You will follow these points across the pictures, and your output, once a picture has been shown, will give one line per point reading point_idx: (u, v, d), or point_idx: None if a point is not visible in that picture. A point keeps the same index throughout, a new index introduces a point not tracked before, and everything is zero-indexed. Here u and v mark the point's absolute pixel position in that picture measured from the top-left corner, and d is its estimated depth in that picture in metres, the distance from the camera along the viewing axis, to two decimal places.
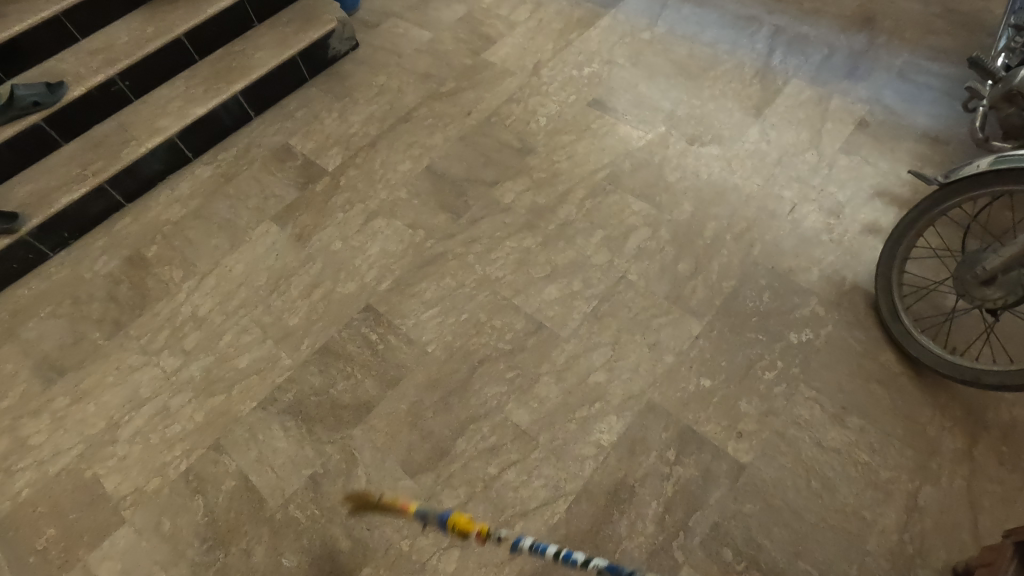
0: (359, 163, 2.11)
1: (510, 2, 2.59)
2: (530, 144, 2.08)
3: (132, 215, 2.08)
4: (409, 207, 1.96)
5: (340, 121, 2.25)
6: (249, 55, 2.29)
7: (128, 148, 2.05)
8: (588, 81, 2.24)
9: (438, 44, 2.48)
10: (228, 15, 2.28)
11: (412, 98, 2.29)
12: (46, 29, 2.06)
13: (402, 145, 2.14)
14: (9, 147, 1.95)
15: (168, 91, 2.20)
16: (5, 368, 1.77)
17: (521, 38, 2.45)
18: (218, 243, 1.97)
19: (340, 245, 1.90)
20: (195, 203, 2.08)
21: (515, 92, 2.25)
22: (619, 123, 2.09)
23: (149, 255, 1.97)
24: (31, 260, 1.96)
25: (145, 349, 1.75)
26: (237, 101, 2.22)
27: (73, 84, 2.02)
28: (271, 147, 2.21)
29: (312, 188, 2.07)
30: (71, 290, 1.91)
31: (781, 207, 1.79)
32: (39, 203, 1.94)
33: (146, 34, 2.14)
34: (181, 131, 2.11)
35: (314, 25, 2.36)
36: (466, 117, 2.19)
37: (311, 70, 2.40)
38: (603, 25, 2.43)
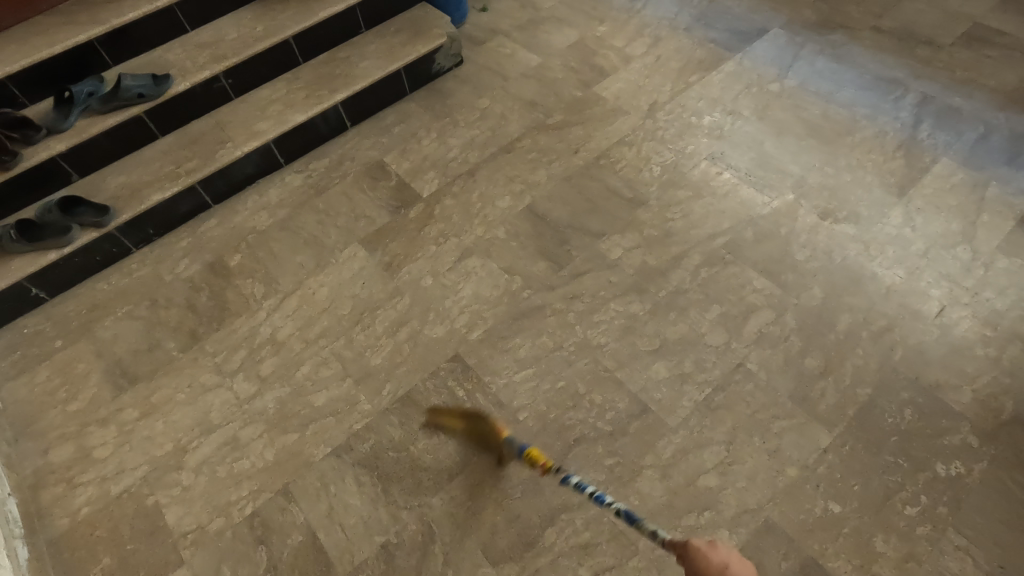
0: (456, 192, 1.99)
1: (625, 34, 2.45)
2: (641, 194, 1.92)
3: (218, 218, 2.01)
4: (506, 249, 1.83)
5: (439, 143, 2.14)
6: (354, 63, 2.19)
7: (223, 149, 1.97)
8: (707, 130, 2.07)
9: (547, 70, 2.34)
10: (337, 20, 2.19)
11: (516, 127, 2.16)
12: (158, 18, 2.01)
13: (502, 178, 2.01)
14: (107, 136, 1.90)
15: (269, 92, 2.12)
16: (77, 367, 1.70)
17: (637, 74, 2.29)
18: (303, 261, 1.87)
19: (430, 281, 1.78)
20: (282, 214, 2.00)
21: (627, 133, 2.09)
22: (742, 183, 1.91)
23: (231, 264, 1.88)
24: (114, 253, 1.90)
25: (219, 369, 1.66)
26: (337, 110, 2.13)
27: (179, 78, 1.95)
28: (364, 162, 2.11)
29: (404, 213, 1.96)
30: (150, 292, 1.85)
31: (927, 307, 1.59)
32: (130, 198, 1.87)
33: (255, 33, 2.07)
34: (277, 137, 2.03)
35: (423, 38, 2.25)
36: (572, 155, 2.05)
37: (412, 85, 2.30)
38: (727, 70, 2.25)
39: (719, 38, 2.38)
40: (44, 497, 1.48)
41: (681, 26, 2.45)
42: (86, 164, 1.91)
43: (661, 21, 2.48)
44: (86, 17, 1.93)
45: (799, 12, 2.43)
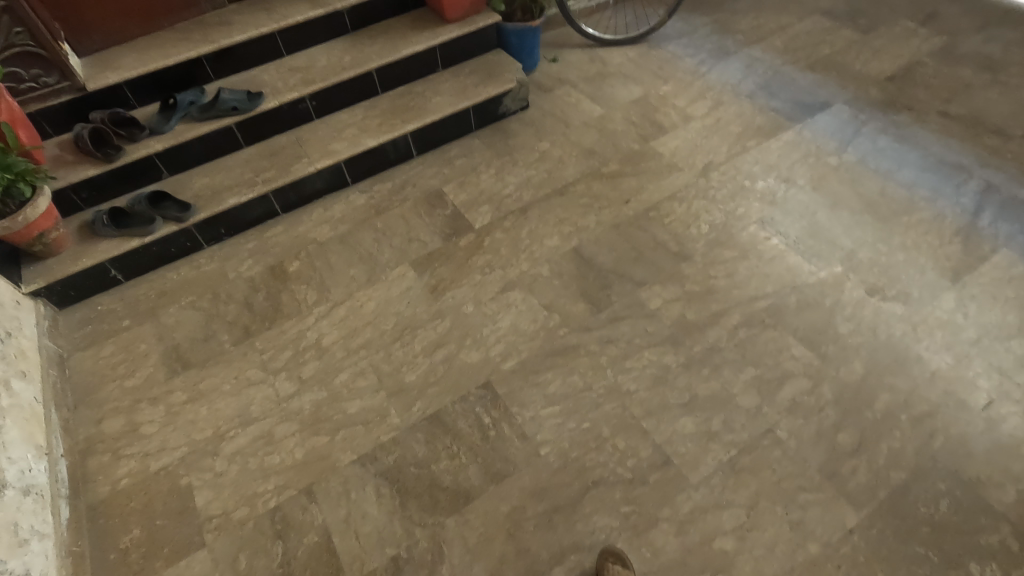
0: (507, 227, 2.08)
1: (688, 95, 2.53)
2: (686, 249, 1.95)
3: (284, 226, 2.15)
4: (548, 286, 1.88)
5: (496, 179, 2.24)
6: (428, 98, 2.35)
7: (299, 164, 2.13)
8: (760, 194, 2.10)
9: (608, 121, 2.44)
10: (418, 58, 2.36)
11: (572, 172, 2.24)
12: (260, 43, 2.22)
13: (553, 218, 2.09)
14: (199, 142, 2.09)
15: (347, 117, 2.29)
16: (139, 347, 1.84)
17: (695, 133, 2.36)
18: (355, 274, 1.98)
19: (472, 308, 1.85)
20: (343, 229, 2.12)
21: (679, 189, 2.15)
22: (790, 250, 1.92)
23: (290, 269, 2.01)
24: (187, 247, 2.06)
25: (265, 366, 1.76)
26: (406, 139, 2.27)
27: (270, 97, 2.14)
28: (425, 190, 2.23)
29: (455, 241, 2.05)
30: (213, 286, 1.98)
31: (973, 397, 1.54)
32: (210, 198, 2.04)
33: (343, 63, 2.26)
34: (349, 158, 2.18)
35: (494, 81, 2.39)
36: (623, 204, 2.11)
37: (479, 123, 2.43)
38: (786, 138, 2.29)
39: (781, 107, 2.43)
40: (92, 463, 1.59)
41: (744, 92, 2.52)
42: (176, 164, 2.10)
43: (725, 86, 2.56)
44: (200, 36, 2.17)
45: (864, 90, 2.47)
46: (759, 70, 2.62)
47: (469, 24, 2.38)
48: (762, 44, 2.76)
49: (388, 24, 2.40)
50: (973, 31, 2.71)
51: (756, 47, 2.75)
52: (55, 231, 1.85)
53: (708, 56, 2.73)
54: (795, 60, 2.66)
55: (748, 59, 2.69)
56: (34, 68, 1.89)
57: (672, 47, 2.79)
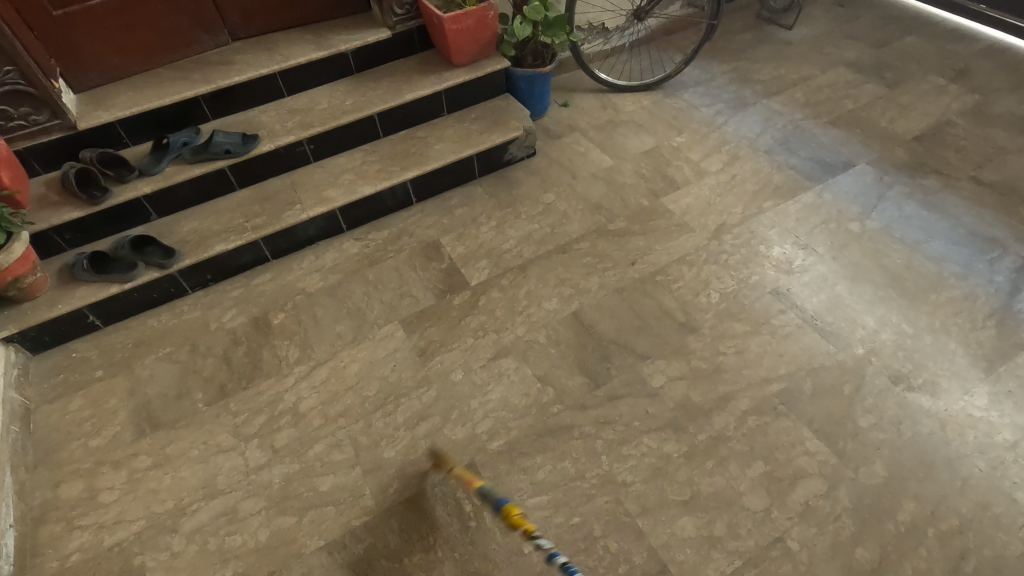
0: (504, 286, 1.96)
1: (702, 148, 2.42)
2: (694, 320, 1.82)
3: (272, 273, 2.06)
4: (544, 355, 1.76)
5: (497, 232, 2.14)
6: (430, 144, 2.26)
7: (291, 210, 2.05)
8: (775, 262, 1.97)
9: (617, 174, 2.34)
10: (422, 103, 2.28)
11: (577, 227, 2.14)
12: (260, 83, 2.16)
13: (553, 278, 1.97)
14: (190, 184, 2.02)
15: (345, 161, 2.21)
16: (108, 402, 1.74)
17: (708, 190, 2.24)
18: (341, 331, 1.87)
19: (460, 376, 1.73)
20: (333, 279, 2.03)
21: (689, 252, 2.02)
22: (807, 327, 1.78)
23: (274, 322, 1.91)
24: (170, 293, 1.97)
25: (236, 431, 1.65)
26: (405, 187, 2.18)
27: (266, 140, 2.07)
28: (421, 240, 2.13)
29: (449, 299, 1.94)
30: (193, 337, 1.89)
31: (1010, 514, 1.39)
32: (197, 244, 1.96)
33: (344, 106, 2.18)
34: (343, 205, 2.09)
35: (500, 128, 2.31)
36: (629, 266, 1.99)
37: (482, 170, 2.34)
38: (805, 200, 2.16)
39: (801, 165, 2.31)
40: (43, 533, 1.48)
41: (762, 147, 2.40)
42: (166, 206, 2.03)
43: (742, 140, 2.45)
44: (199, 75, 2.11)
45: (890, 150, 2.34)
46: (778, 124, 2.51)
47: (476, 69, 2.31)
48: (782, 96, 2.66)
49: (394, 67, 2.34)
50: (1008, 89, 2.58)
51: (775, 99, 2.65)
52: (31, 275, 1.78)
53: (725, 106, 2.63)
54: (816, 114, 2.55)
55: (767, 112, 2.58)
56: (23, 106, 1.83)
57: (688, 96, 2.70)
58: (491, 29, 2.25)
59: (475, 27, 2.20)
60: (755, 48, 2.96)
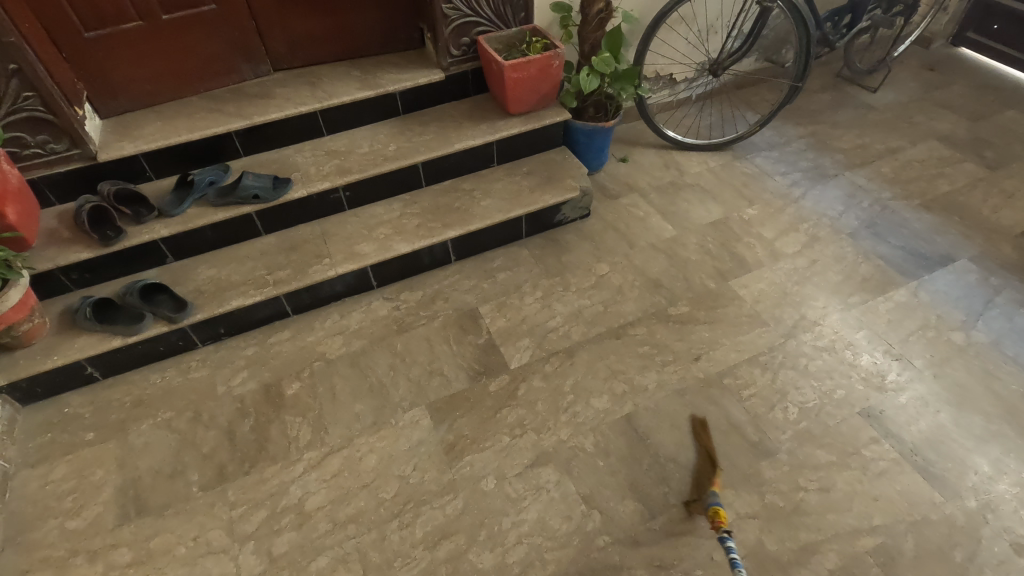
0: (548, 373, 1.73)
1: (776, 224, 2.17)
2: (769, 440, 1.56)
3: (291, 332, 1.86)
4: (590, 468, 1.52)
5: (542, 306, 1.91)
6: (476, 199, 2.05)
7: (318, 265, 1.85)
8: (865, 374, 1.70)
9: (679, 247, 2.10)
10: (472, 153, 2.07)
11: (632, 308, 1.90)
12: (299, 121, 1.98)
13: (604, 368, 1.73)
14: (212, 228, 1.84)
15: (382, 211, 2.02)
16: (94, 474, 1.54)
17: (784, 276, 1.99)
18: (361, 412, 1.65)
19: (493, 484, 1.50)
20: (357, 346, 1.82)
21: (762, 351, 1.77)
22: (905, 463, 1.51)
23: (288, 393, 1.71)
24: (178, 346, 1.78)
25: (231, 529, 1.44)
26: (444, 246, 1.98)
27: (298, 185, 1.88)
28: (458, 308, 1.92)
29: (484, 383, 1.71)
30: (196, 402, 1.69)
31: None
32: (212, 296, 1.77)
33: (387, 152, 1.99)
34: (376, 263, 1.88)
35: (554, 186, 2.09)
36: (691, 363, 1.74)
37: (530, 230, 2.12)
38: (897, 298, 1.89)
39: (891, 255, 2.04)
40: None
41: (845, 229, 2.14)
42: (183, 249, 1.85)
43: (822, 217, 2.19)
44: (234, 108, 1.95)
45: (996, 245, 2.05)
46: (863, 202, 2.24)
47: (534, 119, 2.10)
48: (867, 168, 2.39)
49: (443, 110, 2.14)
50: None
51: (859, 171, 2.38)
52: (28, 322, 1.61)
53: (803, 176, 2.37)
54: (907, 194, 2.27)
55: (850, 186, 2.31)
56: (41, 134, 1.68)
57: (761, 160, 2.45)
58: (555, 78, 2.04)
59: (537, 76, 1.99)
60: (834, 111, 2.71)
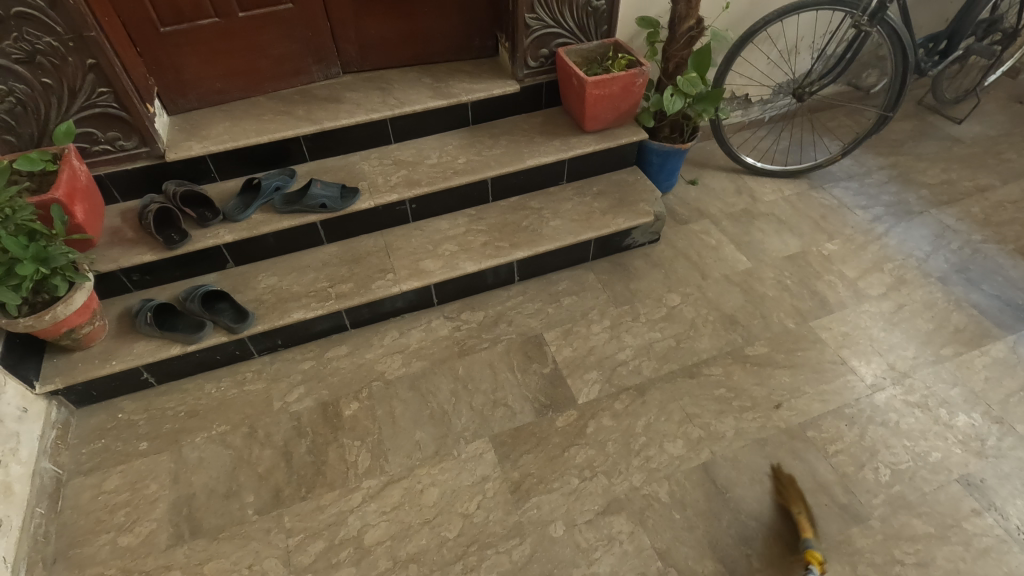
0: (618, 411, 1.64)
1: (858, 262, 2.05)
2: (860, 504, 1.45)
3: (349, 348, 1.80)
4: (666, 521, 1.42)
5: (610, 337, 1.82)
6: (545, 218, 1.96)
7: (381, 280, 1.78)
8: (962, 438, 1.57)
9: (755, 280, 1.99)
10: (543, 170, 1.99)
11: (707, 345, 1.80)
12: (368, 128, 1.91)
13: (678, 410, 1.64)
14: (276, 235, 1.78)
15: (447, 226, 1.94)
16: (148, 487, 1.50)
17: (868, 320, 1.87)
18: (421, 440, 1.58)
19: (562, 531, 1.41)
20: (417, 367, 1.75)
21: (848, 403, 1.65)
22: (1013, 542, 1.38)
23: (346, 414, 1.64)
24: (234, 355, 1.73)
25: (287, 558, 1.37)
26: (510, 266, 1.89)
27: (365, 196, 1.81)
28: (522, 333, 1.83)
29: (551, 418, 1.62)
30: (252, 416, 1.64)
31: None
32: (272, 307, 1.71)
33: (457, 166, 1.91)
34: (440, 281, 1.81)
35: (626, 210, 1.99)
36: (771, 410, 1.64)
37: (598, 253, 2.03)
38: (995, 354, 1.76)
39: (985, 305, 1.90)
40: None
41: (933, 272, 2.01)
42: (245, 255, 1.80)
43: (908, 258, 2.06)
44: (303, 111, 1.88)
45: None
46: (952, 243, 2.10)
47: (609, 138, 2.00)
48: (955, 207, 2.25)
49: (514, 123, 2.06)
50: None
51: (947, 209, 2.23)
52: (89, 325, 1.56)
53: (886, 211, 2.24)
54: (1000, 237, 2.12)
55: (937, 225, 2.17)
56: (111, 131, 1.63)
57: (840, 191, 2.32)
58: (636, 97, 1.94)
59: (618, 95, 1.90)
60: (917, 141, 2.56)
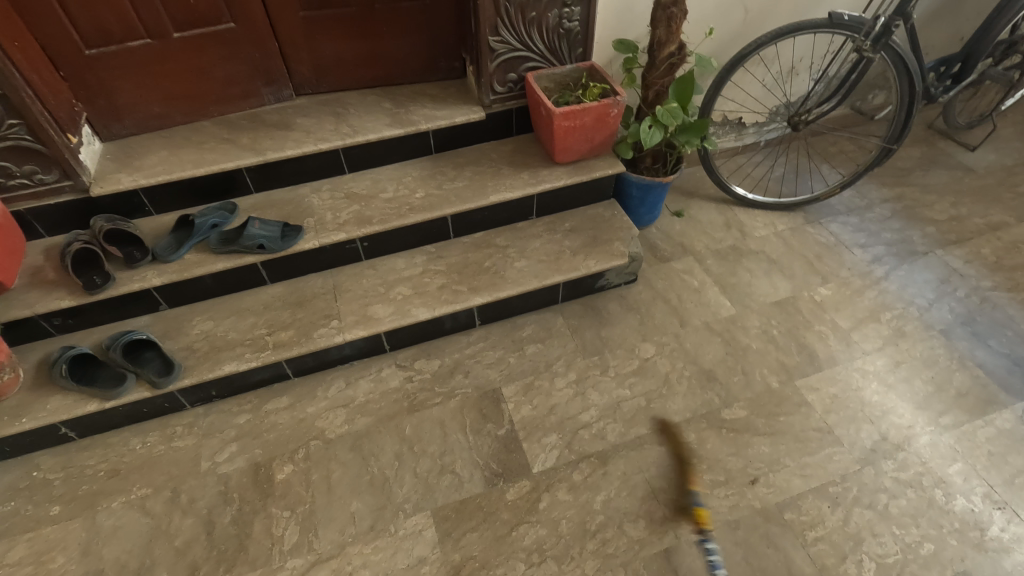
0: (576, 483, 1.48)
1: (853, 310, 1.87)
2: None
3: (290, 400, 1.65)
4: None
5: (575, 393, 1.66)
6: (510, 258, 1.80)
7: (325, 327, 1.63)
8: (959, 526, 1.40)
9: (738, 330, 1.82)
10: (509, 205, 1.82)
11: (680, 405, 1.63)
12: (318, 158, 1.76)
13: (643, 483, 1.48)
14: (212, 277, 1.64)
15: (403, 265, 1.79)
16: (55, 561, 1.37)
17: (862, 379, 1.69)
18: (357, 512, 1.44)
19: None
20: (361, 424, 1.60)
21: (833, 479, 1.49)
22: None
23: (278, 478, 1.50)
24: (163, 408, 1.59)
25: None
26: (469, 312, 1.74)
27: (311, 234, 1.66)
28: (479, 386, 1.68)
29: (502, 490, 1.47)
30: (177, 478, 1.50)
31: None
32: (204, 358, 1.57)
33: (414, 201, 1.76)
34: (390, 329, 1.66)
35: (599, 250, 1.82)
36: (747, 486, 1.48)
37: (568, 295, 1.87)
38: (1001, 424, 1.58)
39: (992, 364, 1.72)
40: None
41: (936, 324, 1.82)
42: (179, 297, 1.66)
43: (908, 307, 1.87)
44: (247, 139, 1.73)
45: None
46: (958, 290, 1.92)
47: (583, 171, 1.84)
48: (964, 247, 2.05)
49: (481, 152, 1.90)
50: None
51: (955, 250, 2.04)
52: None
53: (887, 251, 2.05)
54: (1012, 284, 1.93)
55: (943, 268, 1.99)
56: (28, 164, 1.49)
57: (838, 227, 2.14)
58: (611, 127, 1.77)
59: (591, 126, 1.73)
60: (925, 170, 2.36)
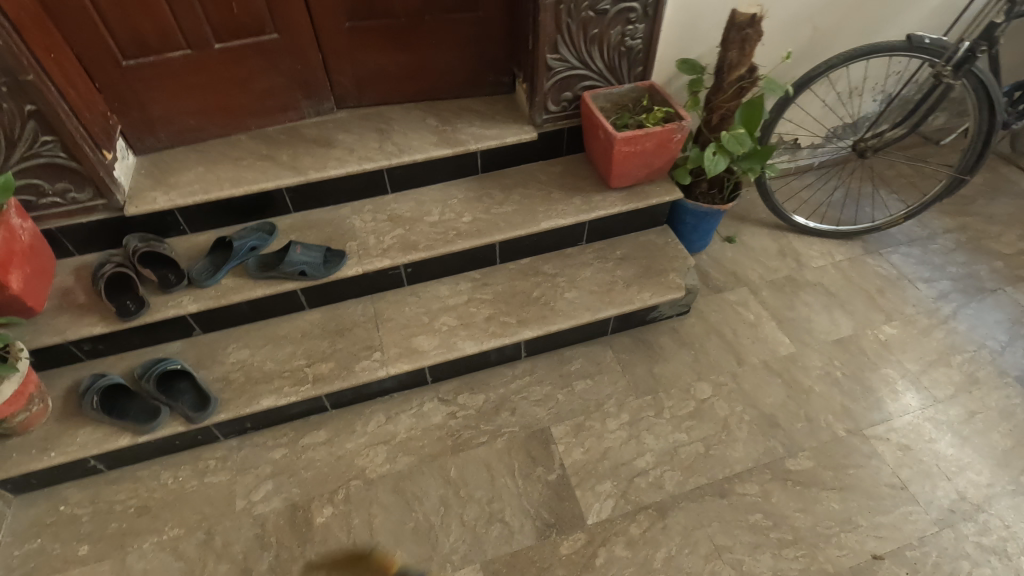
0: (633, 538, 1.39)
1: (921, 351, 1.76)
2: None
3: (327, 434, 1.57)
4: None
5: (628, 436, 1.57)
6: (559, 288, 1.71)
7: (366, 360, 1.54)
8: None
9: (799, 370, 1.72)
10: (560, 231, 1.73)
11: (741, 452, 1.54)
12: (361, 178, 1.66)
13: (705, 541, 1.39)
14: (249, 303, 1.55)
15: (447, 293, 1.69)
16: None
17: (934, 430, 1.59)
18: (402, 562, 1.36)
19: None
20: (403, 464, 1.51)
21: (909, 542, 1.39)
22: None
23: (317, 522, 1.42)
24: (196, 440, 1.51)
25: None
26: (516, 345, 1.64)
27: (353, 260, 1.57)
28: (526, 425, 1.59)
29: (555, 543, 1.38)
30: (211, 518, 1.42)
31: None
32: (240, 390, 1.48)
33: (461, 226, 1.66)
34: (434, 363, 1.56)
35: (654, 281, 1.72)
36: (816, 546, 1.38)
37: (618, 327, 1.77)
38: None
39: None
40: None
41: (1010, 370, 1.71)
42: (214, 323, 1.57)
43: (980, 350, 1.76)
44: (288, 157, 1.64)
45: None
46: None
47: (638, 197, 1.74)
48: None
49: (530, 173, 1.80)
50: None
51: None
52: (25, 412, 1.36)
53: (954, 287, 1.94)
54: None
55: (1015, 308, 1.87)
56: (61, 182, 1.41)
57: (900, 259, 2.02)
58: (673, 153, 1.66)
59: (651, 151, 1.63)
60: (990, 198, 2.23)
